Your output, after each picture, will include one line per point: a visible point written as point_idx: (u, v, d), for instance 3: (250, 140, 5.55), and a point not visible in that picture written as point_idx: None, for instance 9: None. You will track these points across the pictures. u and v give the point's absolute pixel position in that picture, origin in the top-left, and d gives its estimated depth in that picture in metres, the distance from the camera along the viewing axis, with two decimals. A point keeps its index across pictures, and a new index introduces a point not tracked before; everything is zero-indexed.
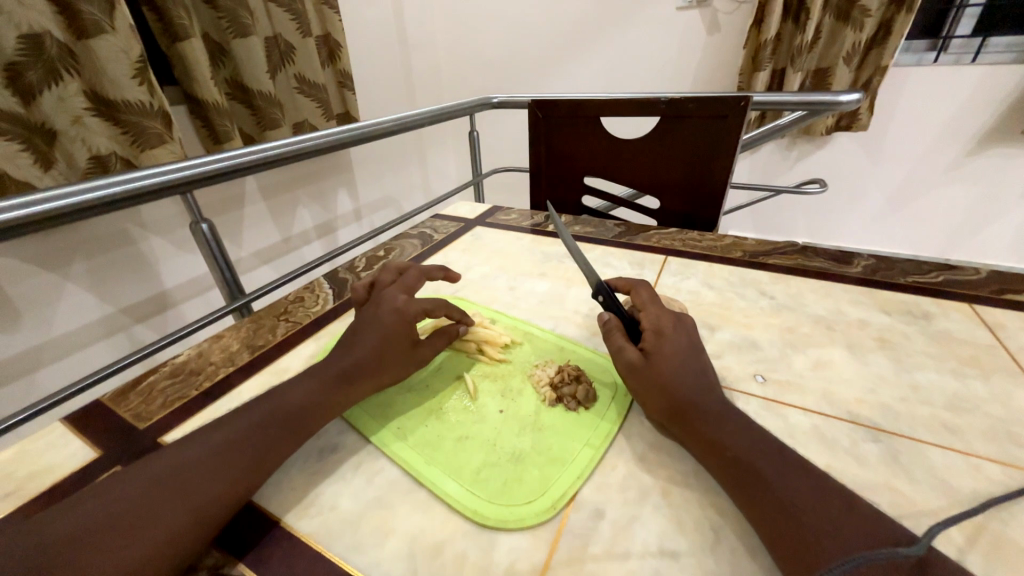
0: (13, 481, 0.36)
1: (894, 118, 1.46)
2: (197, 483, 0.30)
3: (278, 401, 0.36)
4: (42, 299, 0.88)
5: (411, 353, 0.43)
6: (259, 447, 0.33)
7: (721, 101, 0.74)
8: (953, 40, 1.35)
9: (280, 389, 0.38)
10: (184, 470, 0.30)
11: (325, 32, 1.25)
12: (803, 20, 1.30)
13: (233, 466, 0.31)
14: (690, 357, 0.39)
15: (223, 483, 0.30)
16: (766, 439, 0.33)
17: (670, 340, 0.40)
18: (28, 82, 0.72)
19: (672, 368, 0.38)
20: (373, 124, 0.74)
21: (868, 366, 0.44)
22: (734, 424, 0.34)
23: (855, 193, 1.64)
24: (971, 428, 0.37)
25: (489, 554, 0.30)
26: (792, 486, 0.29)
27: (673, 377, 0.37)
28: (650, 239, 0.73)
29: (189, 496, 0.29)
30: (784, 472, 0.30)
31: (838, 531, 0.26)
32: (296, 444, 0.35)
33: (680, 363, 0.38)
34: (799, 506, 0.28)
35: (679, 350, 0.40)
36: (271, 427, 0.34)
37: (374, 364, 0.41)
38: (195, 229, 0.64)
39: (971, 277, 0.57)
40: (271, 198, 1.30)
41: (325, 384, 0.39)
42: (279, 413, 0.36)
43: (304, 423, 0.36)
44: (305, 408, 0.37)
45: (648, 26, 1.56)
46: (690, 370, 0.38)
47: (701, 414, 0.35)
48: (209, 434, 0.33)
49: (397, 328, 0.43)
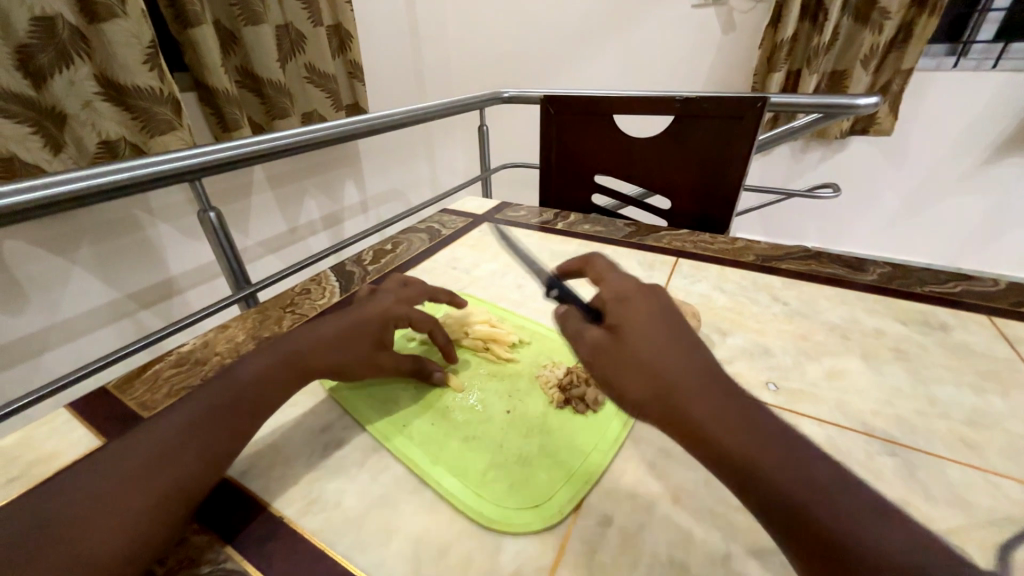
0: (16, 467, 0.36)
1: (912, 122, 1.44)
2: (146, 476, 0.28)
3: (224, 384, 0.34)
4: (49, 282, 0.88)
5: (373, 355, 0.41)
6: (214, 430, 0.32)
7: (737, 101, 0.72)
8: (974, 45, 1.34)
9: (227, 371, 0.36)
10: (135, 460, 0.29)
11: (337, 22, 1.23)
12: (821, 21, 1.28)
13: (188, 452, 0.30)
14: (662, 321, 0.35)
15: (180, 470, 0.29)
16: (758, 408, 0.28)
17: (637, 307, 0.36)
18: (39, 64, 0.71)
19: (632, 337, 0.33)
20: (380, 116, 0.72)
21: (885, 376, 0.43)
22: (720, 389, 0.29)
23: (869, 198, 1.61)
24: (991, 445, 0.36)
25: (494, 558, 0.29)
26: (793, 465, 0.25)
27: (636, 348, 0.33)
28: (661, 240, 0.72)
29: (139, 486, 0.28)
30: (781, 448, 0.26)
31: (857, 523, 0.22)
32: (258, 423, 0.34)
33: (645, 331, 0.34)
34: (803, 497, 0.23)
35: (645, 316, 0.35)
36: (222, 411, 0.33)
37: (334, 348, 0.39)
38: (203, 218, 0.64)
39: (989, 288, 0.55)
40: (278, 187, 1.29)
41: (278, 362, 0.37)
42: (229, 394, 0.34)
43: (259, 402, 0.34)
44: (260, 383, 0.35)
45: (662, 23, 1.54)
46: (656, 333, 0.33)
47: (675, 387, 0.30)
48: (154, 425, 0.31)
49: (370, 324, 0.42)
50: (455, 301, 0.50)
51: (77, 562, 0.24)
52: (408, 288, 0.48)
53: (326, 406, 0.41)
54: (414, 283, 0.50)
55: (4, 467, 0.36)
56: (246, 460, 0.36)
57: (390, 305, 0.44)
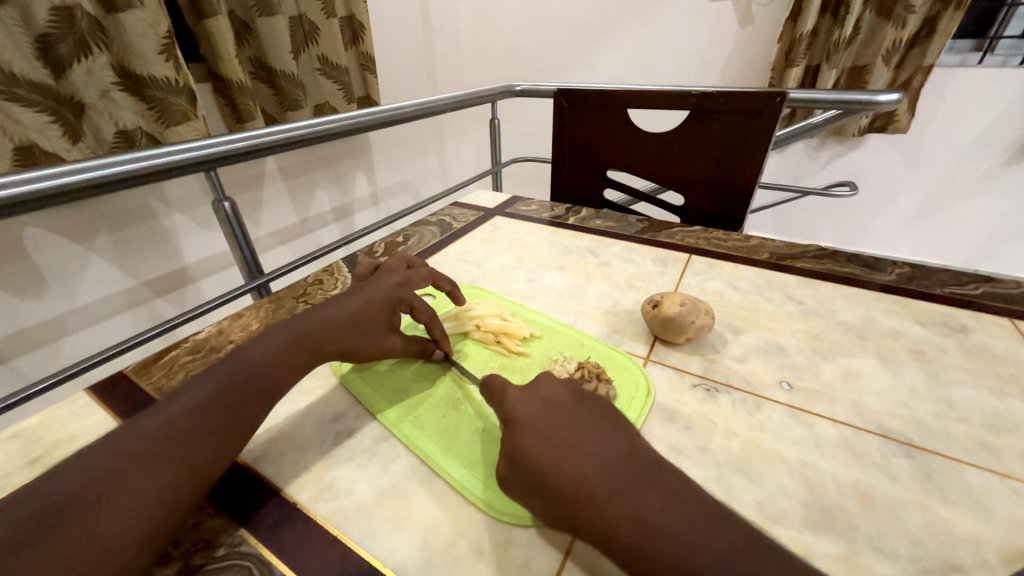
0: (38, 448, 0.37)
1: (933, 120, 1.40)
2: (159, 457, 0.29)
3: (236, 366, 0.35)
4: (67, 269, 0.90)
5: (383, 337, 0.42)
6: (226, 413, 0.32)
7: (754, 97, 0.71)
8: (1002, 40, 1.29)
9: (235, 353, 0.36)
10: (148, 442, 0.29)
11: (350, 13, 1.23)
12: (842, 15, 1.25)
13: (201, 433, 0.31)
14: (561, 405, 0.33)
15: (193, 452, 0.30)
16: (671, 480, 0.27)
17: (538, 391, 0.34)
18: (59, 54, 0.72)
19: (531, 431, 0.31)
20: (393, 108, 0.72)
21: (902, 378, 0.42)
22: (628, 470, 0.28)
23: (886, 198, 1.58)
24: (1010, 449, 0.35)
25: (504, 549, 0.30)
26: (707, 545, 0.24)
27: (534, 443, 0.30)
28: (673, 236, 0.71)
29: (153, 466, 0.28)
30: (696, 526, 0.25)
31: None
32: (267, 407, 0.35)
33: (542, 425, 0.31)
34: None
35: (541, 402, 0.33)
36: (229, 395, 0.33)
37: (344, 332, 0.40)
38: (217, 207, 0.64)
39: (1012, 291, 0.54)
40: (290, 179, 1.30)
41: (287, 345, 0.38)
42: (241, 377, 0.34)
43: (267, 385, 0.35)
44: (270, 366, 0.36)
45: (679, 15, 1.52)
46: (552, 423, 0.31)
47: (580, 485, 0.27)
48: (167, 406, 0.31)
49: (378, 305, 0.43)
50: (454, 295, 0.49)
51: (97, 539, 0.25)
52: (412, 271, 0.48)
53: (338, 395, 0.42)
54: (416, 266, 0.50)
55: (27, 448, 0.37)
56: (260, 447, 0.37)
57: (395, 288, 0.45)
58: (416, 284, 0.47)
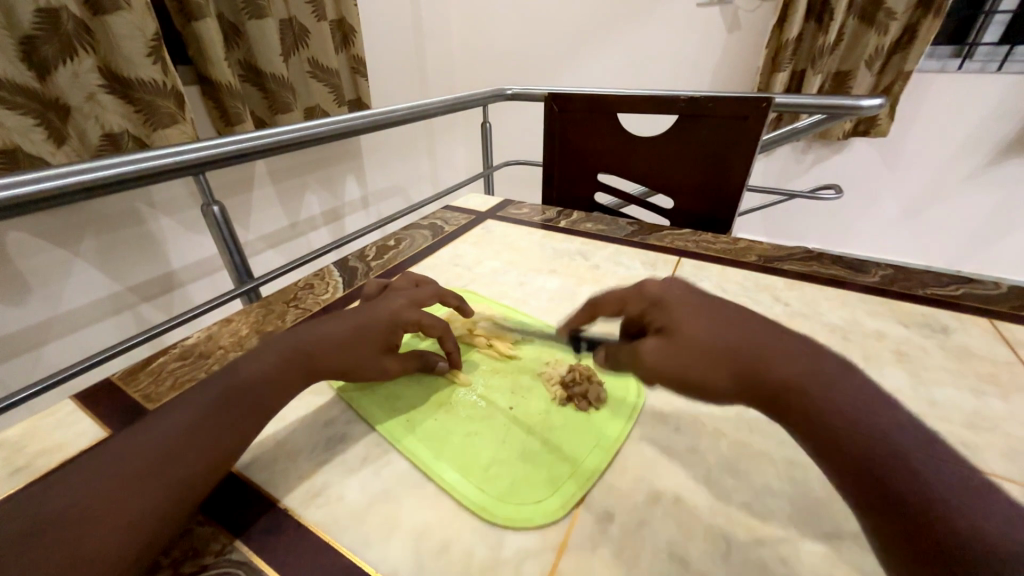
0: (23, 457, 0.36)
1: (915, 125, 1.43)
2: (150, 473, 0.28)
3: (230, 382, 0.34)
4: (51, 274, 0.89)
5: (378, 359, 0.42)
6: (218, 428, 0.32)
7: (742, 102, 0.72)
8: (979, 47, 1.33)
9: (230, 365, 0.36)
10: (142, 456, 0.29)
11: (340, 16, 1.23)
12: (826, 22, 1.28)
13: (193, 449, 0.30)
14: (722, 307, 0.36)
15: (184, 469, 0.29)
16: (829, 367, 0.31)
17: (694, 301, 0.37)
18: (43, 56, 0.71)
19: (701, 323, 0.34)
20: (383, 112, 0.72)
21: (885, 378, 0.43)
22: (806, 357, 0.31)
23: (870, 200, 1.61)
24: (989, 447, 0.36)
25: (497, 552, 0.30)
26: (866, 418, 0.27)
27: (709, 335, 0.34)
28: (662, 239, 0.72)
29: (143, 482, 0.28)
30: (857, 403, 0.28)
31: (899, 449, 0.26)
32: (261, 423, 0.34)
33: (712, 319, 0.35)
34: (909, 477, 0.25)
35: (702, 306, 0.37)
36: (221, 412, 0.33)
37: (340, 352, 0.40)
38: (206, 211, 0.64)
39: (991, 292, 0.55)
40: (279, 182, 1.29)
41: (283, 362, 0.37)
42: (234, 393, 0.34)
43: (260, 403, 0.34)
44: (264, 383, 0.35)
45: (667, 22, 1.54)
46: (716, 317, 0.35)
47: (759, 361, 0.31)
48: (160, 421, 0.31)
49: (380, 327, 0.42)
50: (463, 307, 0.50)
51: (85, 556, 0.24)
52: (418, 289, 0.48)
53: (330, 401, 0.42)
54: (423, 284, 0.50)
55: (10, 457, 0.36)
56: (250, 454, 0.36)
57: (399, 309, 0.44)
58: (422, 304, 0.46)
